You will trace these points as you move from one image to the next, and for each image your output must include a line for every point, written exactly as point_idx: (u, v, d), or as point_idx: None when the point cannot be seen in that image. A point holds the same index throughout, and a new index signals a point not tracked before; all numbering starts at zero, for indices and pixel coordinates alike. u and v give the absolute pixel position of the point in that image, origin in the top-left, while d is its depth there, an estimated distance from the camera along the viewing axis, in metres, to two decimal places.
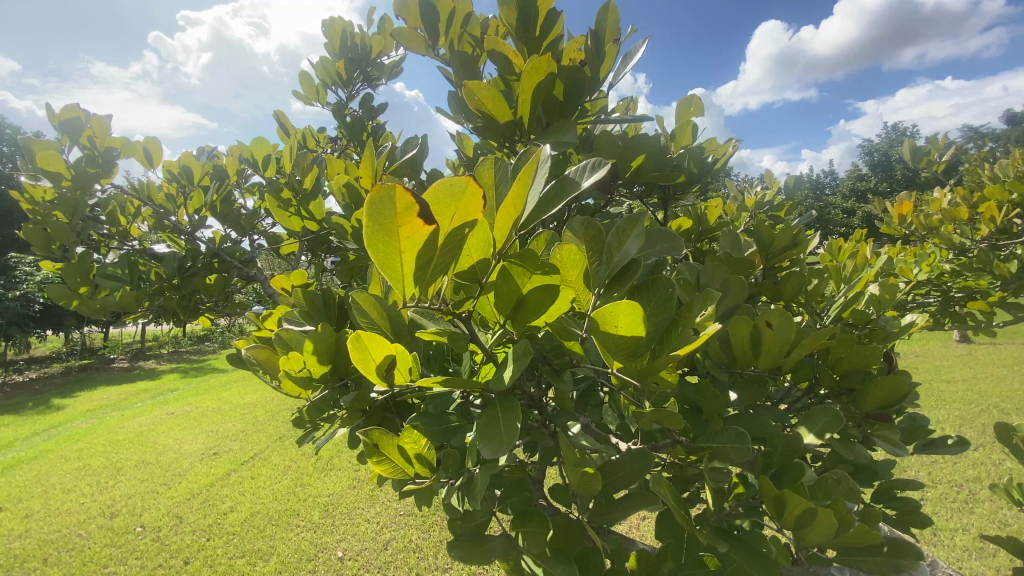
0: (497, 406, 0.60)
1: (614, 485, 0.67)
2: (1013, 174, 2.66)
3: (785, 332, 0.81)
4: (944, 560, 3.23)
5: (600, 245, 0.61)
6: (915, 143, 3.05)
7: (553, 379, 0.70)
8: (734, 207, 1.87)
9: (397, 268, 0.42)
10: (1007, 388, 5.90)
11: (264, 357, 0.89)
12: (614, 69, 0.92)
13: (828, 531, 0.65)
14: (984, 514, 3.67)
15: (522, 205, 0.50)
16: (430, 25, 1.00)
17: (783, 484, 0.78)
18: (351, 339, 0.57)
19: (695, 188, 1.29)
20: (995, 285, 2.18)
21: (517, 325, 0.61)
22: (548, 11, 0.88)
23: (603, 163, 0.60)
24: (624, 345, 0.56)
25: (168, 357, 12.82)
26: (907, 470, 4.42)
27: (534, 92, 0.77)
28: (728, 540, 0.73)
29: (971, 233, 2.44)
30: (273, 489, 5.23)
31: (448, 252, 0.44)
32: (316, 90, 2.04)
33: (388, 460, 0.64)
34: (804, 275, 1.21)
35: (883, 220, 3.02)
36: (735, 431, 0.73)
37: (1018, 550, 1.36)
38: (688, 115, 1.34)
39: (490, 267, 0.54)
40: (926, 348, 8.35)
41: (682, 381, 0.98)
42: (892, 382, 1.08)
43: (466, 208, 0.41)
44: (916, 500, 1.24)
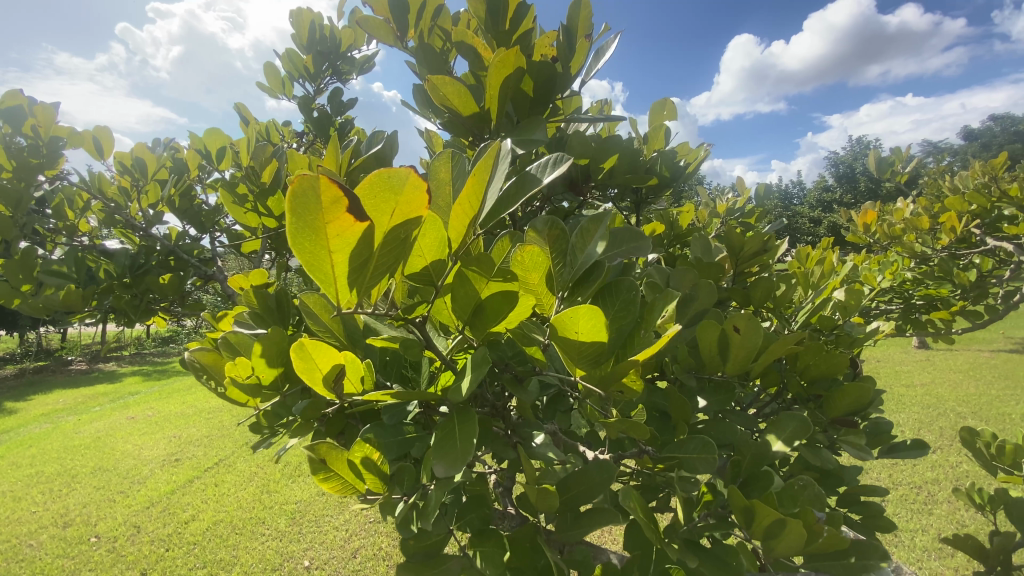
0: (453, 418, 0.57)
1: (578, 499, 0.64)
2: (971, 185, 2.76)
3: (752, 337, 0.81)
4: (905, 561, 3.32)
5: (563, 245, 0.60)
6: (880, 154, 3.15)
7: (515, 389, 0.67)
8: (705, 213, 1.88)
9: (327, 271, 0.38)
10: (962, 392, 6.15)
11: (210, 361, 0.84)
12: (586, 66, 0.90)
13: (797, 542, 0.64)
14: (943, 514, 3.80)
15: (477, 204, 0.48)
16: (397, 15, 0.97)
17: (752, 493, 0.77)
18: (294, 346, 0.54)
19: (667, 191, 1.29)
20: (955, 294, 2.26)
21: (476, 332, 0.58)
22: (518, 4, 0.86)
23: (564, 158, 0.57)
24: (587, 352, 0.53)
25: (130, 360, 12.35)
26: (870, 472, 4.56)
27: (501, 86, 0.74)
28: (694, 552, 0.72)
29: (931, 242, 2.51)
30: (238, 496, 5.05)
31: (388, 255, 0.41)
32: (282, 83, 1.97)
33: (336, 476, 0.60)
34: (773, 282, 1.21)
35: (849, 228, 3.10)
36: (703, 441, 0.71)
37: (975, 552, 1.39)
38: (662, 118, 1.34)
39: (446, 268, 0.52)
40: (887, 353, 8.65)
41: (650, 386, 0.97)
42: (857, 389, 1.09)
43: (407, 204, 0.38)
44: (880, 504, 1.26)
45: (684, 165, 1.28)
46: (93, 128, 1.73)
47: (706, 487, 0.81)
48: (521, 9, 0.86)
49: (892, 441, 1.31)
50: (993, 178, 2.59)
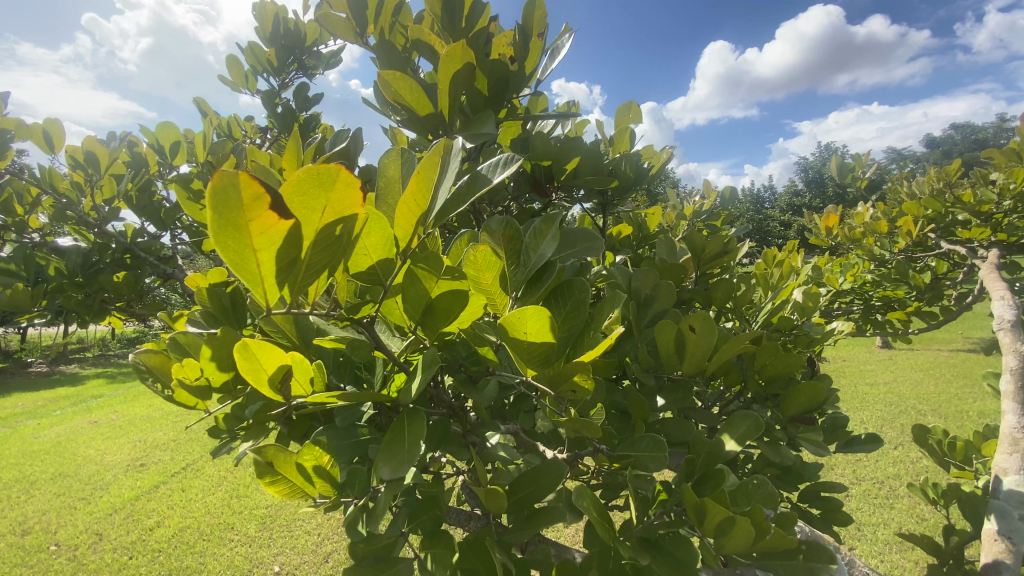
0: (402, 418, 0.56)
1: (529, 498, 0.64)
2: (927, 191, 2.86)
3: (707, 336, 0.82)
4: (867, 554, 3.44)
5: (517, 248, 0.59)
6: (842, 159, 3.25)
7: (469, 390, 0.66)
8: (673, 215, 1.91)
9: (253, 269, 0.37)
10: (923, 390, 6.38)
11: (157, 362, 0.81)
12: (542, 65, 0.91)
13: (747, 539, 0.64)
14: (904, 509, 3.94)
15: (423, 205, 0.48)
16: (357, 11, 0.95)
17: (703, 490, 0.78)
18: (237, 346, 0.52)
19: (632, 193, 1.30)
20: (912, 295, 2.34)
21: (428, 332, 0.58)
22: (473, 2, 0.86)
23: (515, 158, 0.57)
24: (536, 354, 0.53)
25: (94, 362, 11.94)
26: (835, 469, 4.70)
27: (452, 81, 0.74)
28: (649, 550, 0.72)
29: (890, 245, 2.59)
30: (206, 502, 4.91)
31: (321, 254, 0.40)
32: (245, 76, 1.93)
33: (283, 479, 0.59)
34: (733, 283, 1.24)
35: (814, 231, 3.18)
36: (653, 439, 0.73)
37: (929, 547, 1.43)
38: (627, 121, 1.36)
39: (394, 269, 0.51)
40: (853, 353, 8.93)
41: (612, 386, 0.99)
42: (811, 387, 1.12)
43: (338, 201, 0.37)
44: (837, 499, 1.30)
45: (648, 167, 1.30)
46: (43, 121, 1.66)
47: (661, 485, 0.81)
48: (476, 7, 0.87)
49: (849, 437, 1.35)
50: (947, 183, 2.69)
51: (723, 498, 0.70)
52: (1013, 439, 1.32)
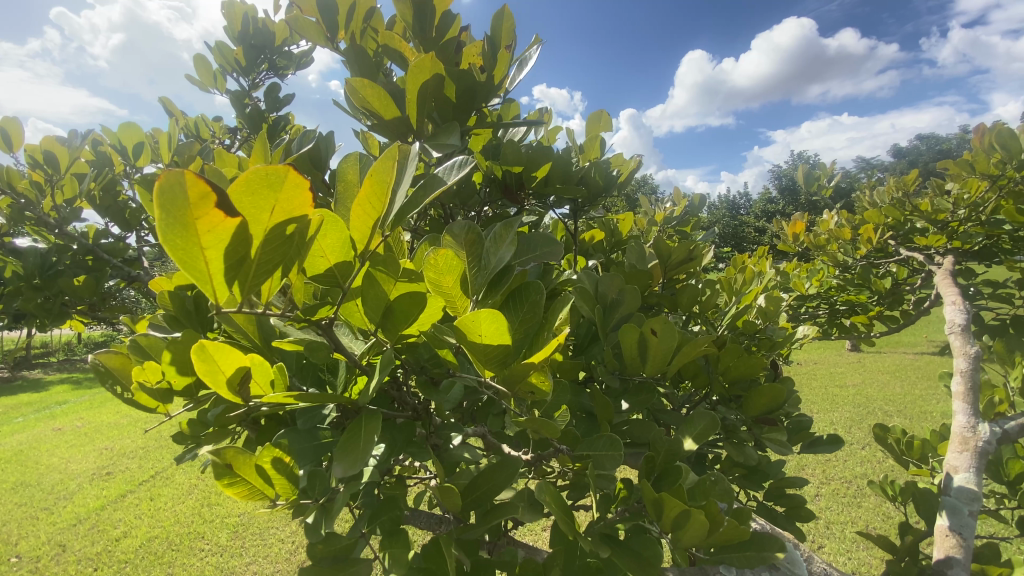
0: (360, 419, 0.56)
1: (487, 496, 0.65)
2: (887, 199, 2.97)
3: (668, 339, 0.84)
4: (835, 552, 3.54)
5: (479, 251, 0.59)
6: (808, 168, 3.35)
7: (431, 393, 0.66)
8: (644, 221, 1.95)
9: (201, 268, 0.37)
10: (889, 392, 6.59)
11: (118, 364, 0.80)
12: (510, 76, 0.92)
13: (701, 531, 0.67)
14: (870, 508, 4.06)
15: (381, 207, 0.48)
16: (328, 14, 0.94)
17: (663, 486, 0.80)
18: (195, 348, 0.51)
19: (602, 200, 1.33)
20: (873, 300, 2.43)
21: (388, 334, 0.58)
22: (443, 12, 0.87)
23: (469, 161, 0.59)
24: (493, 354, 0.54)
25: (58, 367, 11.54)
26: (806, 469, 4.81)
27: (421, 92, 0.75)
28: (610, 543, 0.74)
29: (852, 251, 2.68)
30: (175, 510, 4.78)
31: (273, 253, 0.40)
32: (214, 76, 1.90)
33: (241, 482, 0.58)
34: (698, 288, 1.27)
35: (781, 238, 3.27)
36: (610, 438, 0.74)
37: (886, 543, 1.48)
38: (598, 129, 1.39)
39: (353, 271, 0.51)
40: (823, 356, 9.17)
41: (578, 388, 1.01)
42: (772, 390, 1.16)
43: (288, 201, 0.38)
44: (801, 496, 1.34)
45: (617, 174, 1.32)
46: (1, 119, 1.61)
47: (623, 483, 0.83)
48: (446, 17, 0.88)
49: (811, 437, 1.40)
50: (905, 192, 2.79)
51: (679, 493, 0.72)
52: (963, 438, 1.38)
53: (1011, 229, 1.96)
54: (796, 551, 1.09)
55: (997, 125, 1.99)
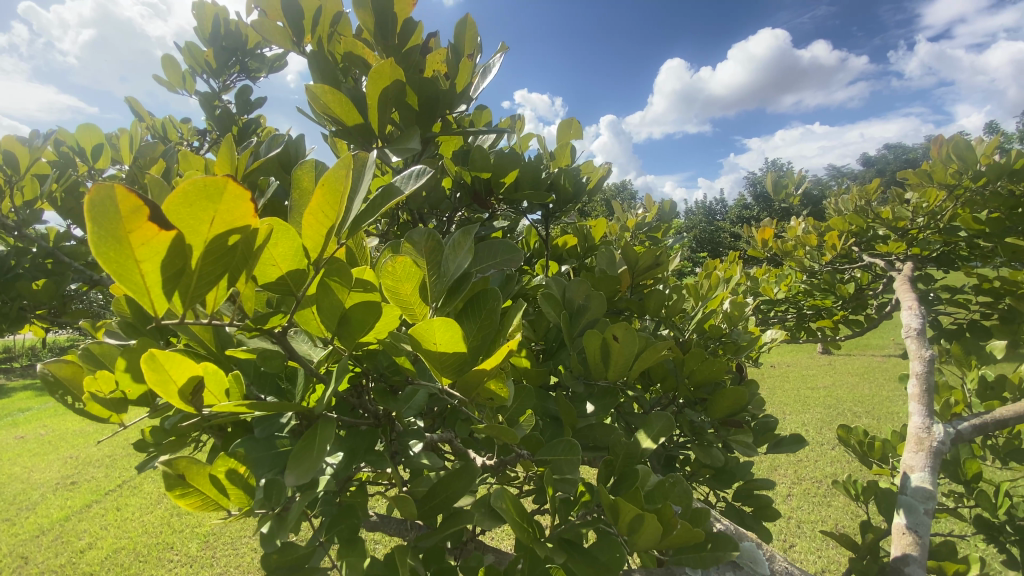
0: (315, 428, 0.56)
1: (443, 502, 0.66)
2: (852, 206, 3.06)
3: (629, 344, 0.86)
4: (805, 550, 3.62)
5: (439, 257, 0.60)
6: (778, 175, 3.44)
7: (388, 402, 0.66)
8: (617, 227, 1.98)
9: (137, 280, 0.37)
10: (859, 393, 6.78)
11: (68, 373, 0.78)
12: (474, 83, 0.93)
13: (655, 535, 0.68)
14: (840, 506, 4.17)
15: (335, 216, 0.48)
16: (293, 19, 0.94)
17: (621, 489, 0.81)
18: (144, 357, 0.48)
19: (572, 206, 1.36)
20: (838, 305, 2.50)
21: (345, 343, 0.57)
22: (405, 19, 0.88)
23: (426, 170, 0.59)
24: (449, 361, 0.54)
25: (21, 373, 11.11)
26: (779, 469, 4.91)
27: (380, 99, 0.77)
28: (568, 549, 0.75)
29: (818, 257, 2.76)
30: (143, 520, 4.64)
31: (215, 264, 0.40)
32: (183, 77, 1.87)
33: (195, 492, 0.58)
34: (665, 293, 1.30)
35: (752, 243, 3.35)
36: (567, 443, 0.75)
37: (847, 542, 1.52)
38: (569, 136, 1.41)
39: (307, 279, 0.51)
40: (796, 359, 9.39)
41: (544, 393, 1.02)
42: (734, 393, 1.19)
43: (228, 212, 0.38)
44: (767, 496, 1.38)
45: (586, 181, 1.34)
46: None
47: (584, 487, 0.85)
48: (410, 24, 0.89)
49: (776, 438, 1.43)
50: (868, 200, 2.89)
51: (635, 497, 0.73)
52: (919, 439, 1.43)
53: (967, 236, 2.04)
54: (758, 550, 1.12)
55: (954, 136, 2.08)
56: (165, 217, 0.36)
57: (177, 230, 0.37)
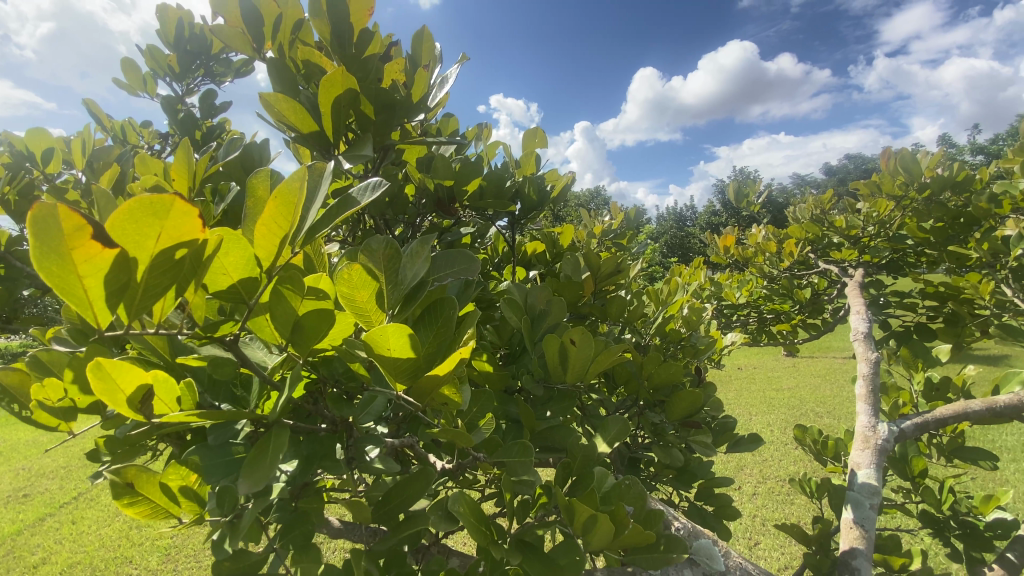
0: (270, 437, 0.56)
1: (400, 505, 0.67)
2: (808, 215, 3.19)
3: (585, 348, 0.89)
4: (769, 547, 3.74)
5: (397, 265, 0.60)
6: (740, 184, 3.56)
7: (340, 408, 0.66)
8: (583, 233, 2.03)
9: (81, 294, 0.38)
10: (820, 394, 7.02)
11: (14, 382, 0.76)
12: (431, 94, 0.95)
13: (608, 534, 0.70)
14: (802, 503, 4.31)
15: (288, 225, 0.49)
16: (253, 27, 0.94)
17: (577, 492, 0.84)
18: (90, 365, 0.48)
19: (536, 214, 1.40)
20: (796, 309, 2.61)
21: (299, 349, 0.58)
22: (362, 29, 0.90)
23: (381, 181, 0.61)
24: (404, 367, 0.55)
25: None
26: (745, 469, 5.05)
27: (334, 106, 0.78)
28: (523, 550, 0.77)
29: (778, 263, 2.87)
30: (101, 533, 4.46)
31: (162, 277, 0.41)
32: (144, 80, 1.83)
33: (143, 500, 0.59)
34: (625, 298, 1.34)
35: (715, 250, 3.45)
36: (521, 445, 0.77)
37: (802, 537, 1.58)
38: (534, 145, 1.44)
39: (259, 288, 0.51)
40: (763, 361, 9.67)
41: (506, 396, 1.04)
42: (690, 395, 1.22)
43: (175, 227, 0.39)
44: (726, 495, 1.43)
45: (551, 189, 1.37)
46: None
47: (542, 489, 0.87)
48: (366, 34, 0.91)
49: (734, 438, 1.49)
50: (823, 209, 3.02)
51: (590, 498, 0.75)
52: (865, 437, 1.51)
53: (912, 244, 2.16)
54: (713, 547, 1.15)
55: (901, 150, 2.19)
56: (109, 235, 0.37)
57: (120, 247, 0.37)
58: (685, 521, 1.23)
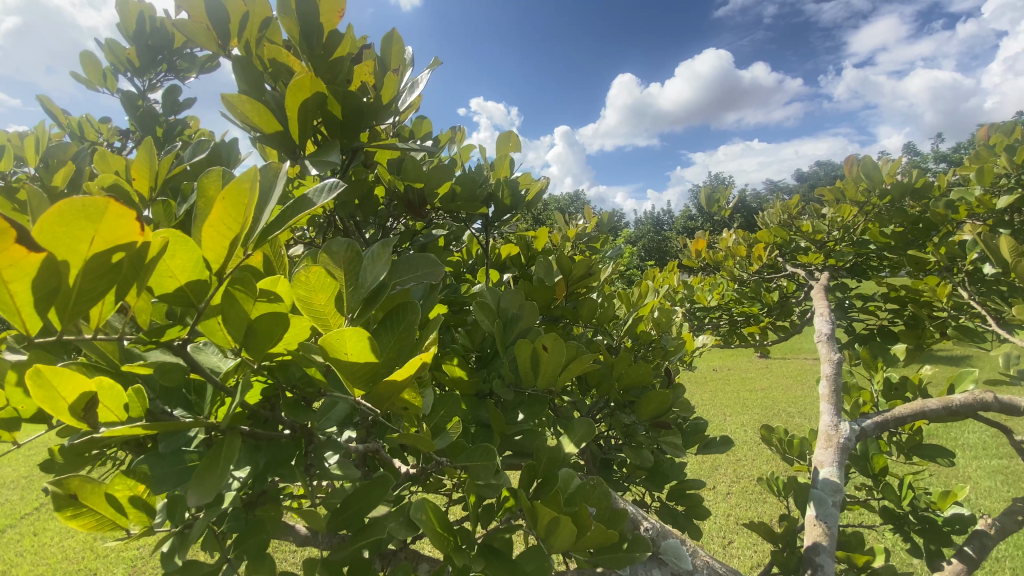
0: (221, 446, 0.54)
1: (358, 513, 0.67)
2: (776, 219, 3.28)
3: (557, 354, 0.89)
4: (741, 545, 3.81)
5: (358, 267, 0.59)
6: (712, 189, 3.63)
7: (294, 416, 0.65)
8: (557, 237, 2.04)
9: (6, 298, 0.38)
10: (791, 394, 7.20)
11: None
12: (402, 98, 0.95)
13: (570, 536, 0.71)
14: (774, 502, 4.41)
15: (239, 227, 0.48)
16: (218, 24, 0.92)
17: (542, 495, 0.84)
18: (27, 372, 0.46)
19: (510, 217, 1.40)
20: (765, 312, 2.67)
21: (252, 354, 0.56)
22: (331, 30, 0.89)
23: (341, 187, 0.60)
24: (361, 372, 0.54)
25: None
26: (719, 468, 5.13)
27: (301, 108, 0.77)
28: (488, 555, 0.76)
29: (747, 266, 2.93)
30: (63, 545, 4.29)
31: (96, 281, 0.40)
32: (104, 75, 1.78)
33: (87, 513, 0.56)
34: (597, 301, 1.36)
35: (688, 254, 3.52)
36: (485, 449, 0.77)
37: (769, 535, 1.61)
38: (508, 149, 1.44)
39: (209, 291, 0.51)
40: (736, 363, 9.87)
41: (476, 402, 1.04)
42: (659, 396, 1.24)
43: (110, 231, 0.39)
44: (698, 494, 1.45)
45: (524, 193, 1.38)
46: None
47: (508, 493, 0.87)
48: (336, 35, 0.90)
49: (705, 439, 1.51)
50: (790, 214, 3.11)
51: (554, 500, 0.76)
52: (828, 436, 1.55)
53: (875, 249, 2.23)
54: (680, 546, 1.17)
55: (863, 157, 2.27)
56: (36, 239, 0.36)
57: (49, 251, 0.37)
58: (654, 521, 1.24)
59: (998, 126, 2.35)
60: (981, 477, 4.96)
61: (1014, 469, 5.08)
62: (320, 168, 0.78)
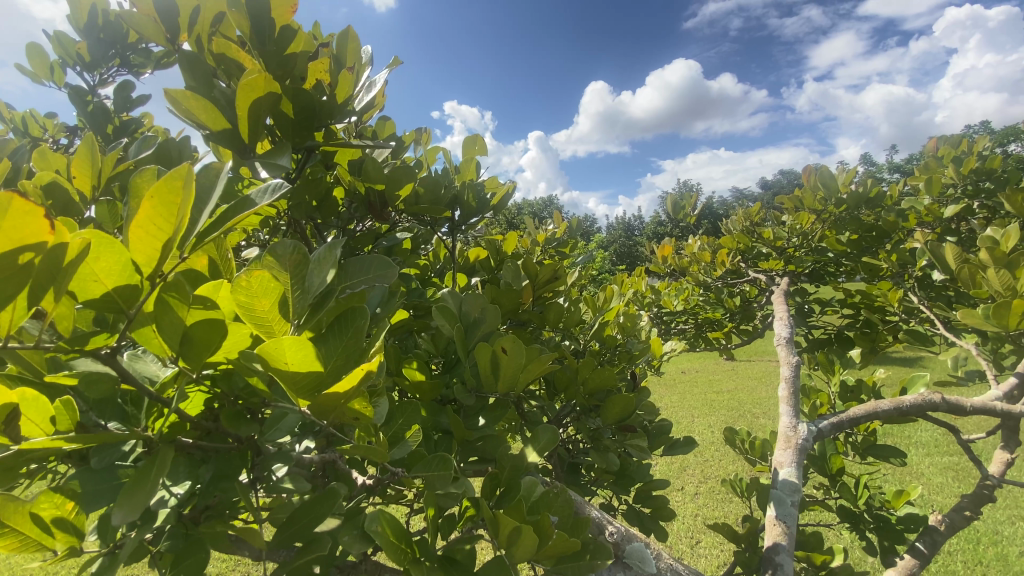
0: (151, 464, 0.51)
1: (304, 528, 0.64)
2: (740, 226, 3.37)
3: (517, 355, 0.88)
4: (708, 545, 3.88)
5: (306, 271, 0.56)
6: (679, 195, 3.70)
7: (232, 427, 0.62)
8: (525, 241, 2.04)
9: None
10: (756, 396, 7.39)
11: None
12: (358, 96, 0.94)
13: (531, 547, 0.70)
14: (739, 501, 4.51)
15: (174, 228, 0.45)
16: (165, 16, 0.88)
17: (504, 503, 0.83)
18: None
19: (476, 221, 1.39)
20: (729, 316, 2.73)
21: (189, 363, 0.54)
22: (285, 26, 0.87)
23: (284, 186, 0.57)
24: (304, 381, 0.52)
25: None
26: (687, 469, 5.22)
27: (251, 107, 0.74)
28: (446, 567, 0.75)
29: (712, 272, 2.99)
30: (7, 563, 4.06)
31: (5, 282, 0.39)
32: (51, 68, 1.69)
33: (9, 533, 0.53)
34: (562, 305, 1.35)
35: (655, 259, 3.57)
36: (441, 458, 0.75)
37: (732, 535, 1.64)
38: (474, 152, 1.43)
39: (140, 295, 0.48)
40: (704, 365, 10.10)
41: (437, 407, 1.02)
42: (623, 400, 1.25)
43: (14, 229, 0.37)
44: (663, 496, 1.46)
45: (489, 196, 1.37)
46: None
47: (469, 502, 0.86)
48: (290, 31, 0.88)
49: (670, 441, 1.52)
50: (752, 221, 3.19)
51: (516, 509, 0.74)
52: (787, 437, 1.58)
53: (833, 255, 2.31)
54: (645, 549, 1.17)
55: (820, 167, 2.34)
56: None
57: None
58: (619, 525, 1.24)
59: (946, 139, 2.46)
60: (934, 474, 5.19)
61: (964, 466, 5.32)
62: (272, 170, 0.75)
